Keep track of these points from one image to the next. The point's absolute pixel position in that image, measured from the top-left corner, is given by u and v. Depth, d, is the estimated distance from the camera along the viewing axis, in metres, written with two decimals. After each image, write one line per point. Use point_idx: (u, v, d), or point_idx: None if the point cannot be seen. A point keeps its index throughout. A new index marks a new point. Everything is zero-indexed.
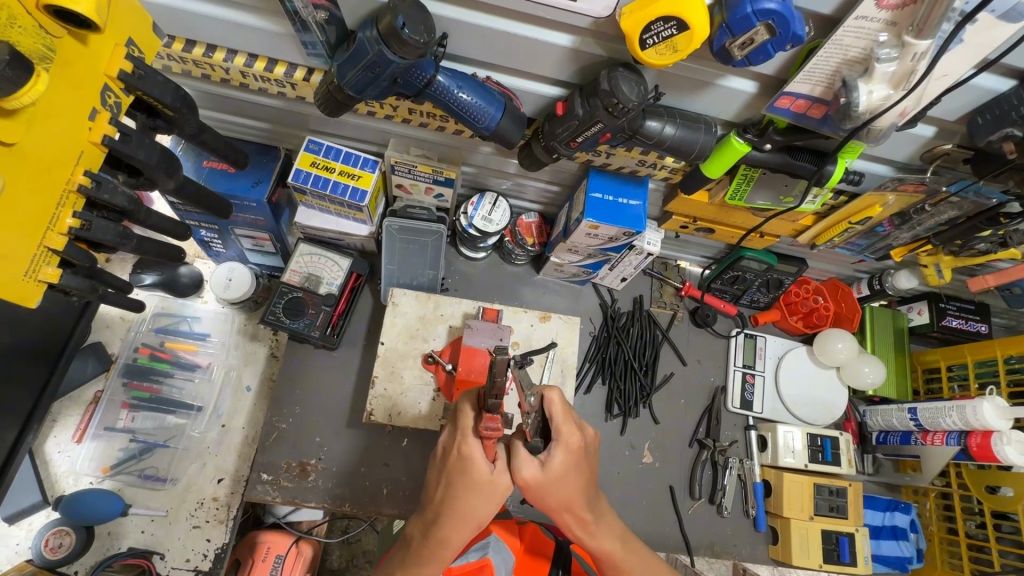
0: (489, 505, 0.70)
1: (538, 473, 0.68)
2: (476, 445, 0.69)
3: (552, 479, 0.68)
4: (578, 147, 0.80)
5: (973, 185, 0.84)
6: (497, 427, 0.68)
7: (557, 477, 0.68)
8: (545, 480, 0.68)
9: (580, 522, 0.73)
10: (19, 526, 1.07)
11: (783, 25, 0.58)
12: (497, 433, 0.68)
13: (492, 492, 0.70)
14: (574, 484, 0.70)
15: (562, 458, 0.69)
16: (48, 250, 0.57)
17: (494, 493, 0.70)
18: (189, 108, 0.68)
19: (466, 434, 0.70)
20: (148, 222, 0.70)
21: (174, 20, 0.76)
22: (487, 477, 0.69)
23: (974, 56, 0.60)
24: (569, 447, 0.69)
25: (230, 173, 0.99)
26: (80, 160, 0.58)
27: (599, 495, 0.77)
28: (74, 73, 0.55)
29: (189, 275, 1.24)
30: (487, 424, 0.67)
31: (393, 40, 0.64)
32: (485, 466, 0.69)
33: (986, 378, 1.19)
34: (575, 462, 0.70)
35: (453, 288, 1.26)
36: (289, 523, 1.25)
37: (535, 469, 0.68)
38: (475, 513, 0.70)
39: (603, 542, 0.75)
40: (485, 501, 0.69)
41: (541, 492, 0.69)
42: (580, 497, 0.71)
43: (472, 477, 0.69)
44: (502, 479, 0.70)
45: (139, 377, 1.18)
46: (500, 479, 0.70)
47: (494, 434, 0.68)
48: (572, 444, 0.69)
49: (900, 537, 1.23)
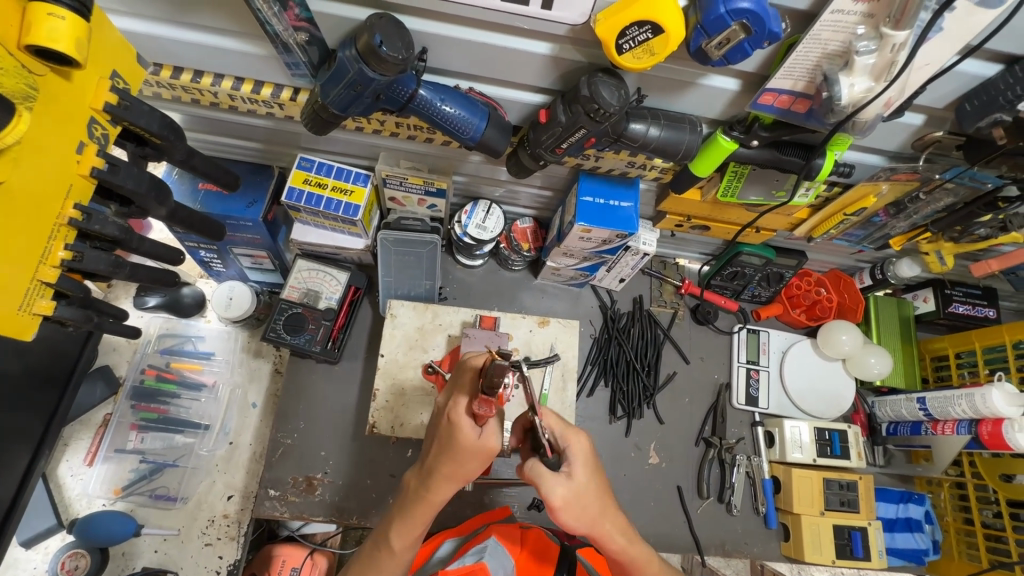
0: (475, 465, 0.66)
1: (567, 488, 0.62)
2: (464, 414, 0.64)
3: (583, 490, 0.62)
4: (563, 153, 0.79)
5: (968, 171, 0.82)
6: (491, 409, 0.63)
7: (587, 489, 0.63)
8: (577, 491, 0.62)
9: (619, 528, 0.66)
10: (35, 550, 1.09)
11: (758, 23, 0.57)
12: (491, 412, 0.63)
13: (480, 457, 0.65)
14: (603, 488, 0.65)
15: (584, 464, 0.64)
16: (42, 283, 0.59)
17: (481, 455, 0.65)
18: (177, 135, 0.69)
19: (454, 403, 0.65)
20: (142, 249, 0.71)
21: (161, 49, 0.77)
22: (474, 440, 0.64)
23: (956, 42, 0.59)
24: (583, 452, 0.65)
25: (226, 195, 1.01)
26: (69, 194, 0.59)
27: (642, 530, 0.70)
28: (59, 108, 0.57)
29: (191, 296, 1.25)
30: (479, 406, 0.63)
31: (373, 58, 0.64)
32: (471, 429, 0.64)
33: (995, 364, 1.17)
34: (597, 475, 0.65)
35: (452, 297, 1.27)
36: (303, 536, 1.26)
37: (564, 485, 0.62)
38: (460, 470, 0.66)
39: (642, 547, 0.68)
40: (471, 462, 0.65)
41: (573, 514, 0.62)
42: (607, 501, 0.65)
43: (459, 441, 0.64)
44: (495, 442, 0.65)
45: (146, 399, 1.20)
46: (489, 443, 0.64)
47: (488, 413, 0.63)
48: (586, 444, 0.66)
49: (915, 529, 1.21)
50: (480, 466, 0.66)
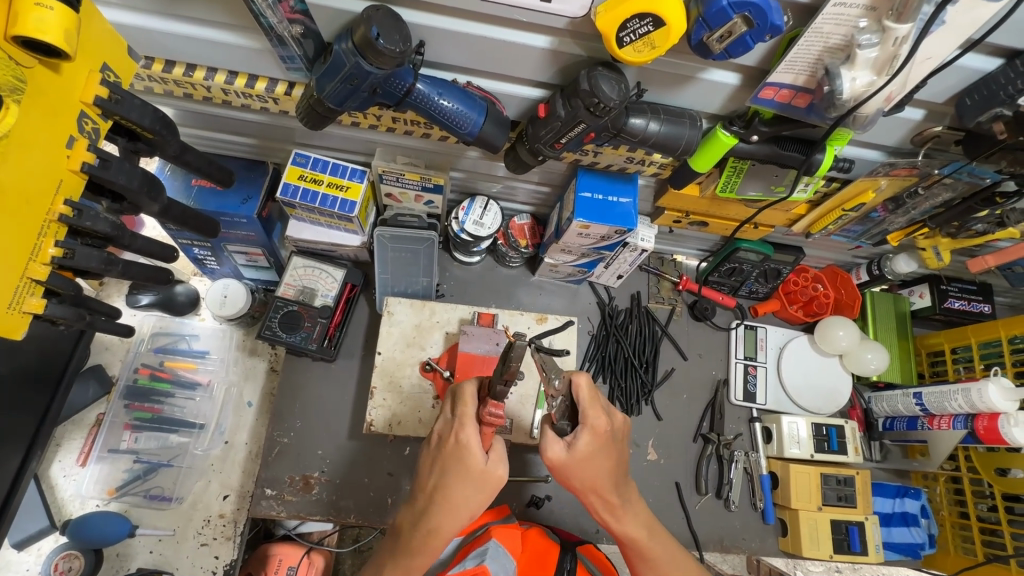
0: (480, 496, 0.71)
1: (565, 453, 0.71)
2: (473, 432, 0.70)
3: (578, 461, 0.71)
4: (562, 148, 0.79)
5: (966, 166, 0.82)
6: (501, 414, 0.70)
7: (585, 459, 0.71)
8: (571, 459, 0.71)
9: (606, 505, 0.77)
10: (27, 551, 1.08)
11: (760, 16, 0.57)
12: (500, 419, 0.70)
13: (484, 487, 0.71)
14: (599, 467, 0.73)
15: (589, 441, 0.71)
16: (31, 281, 0.57)
17: (486, 484, 0.71)
18: (170, 130, 0.67)
19: (463, 422, 0.71)
20: (134, 245, 0.70)
21: (153, 42, 0.76)
22: (482, 466, 0.70)
23: (958, 36, 0.59)
24: (595, 430, 0.71)
25: (219, 191, 0.99)
26: (59, 189, 0.58)
27: (630, 481, 0.79)
28: (45, 99, 0.55)
29: (185, 293, 1.24)
30: (491, 411, 0.69)
31: (369, 51, 0.63)
32: (479, 455, 0.70)
33: (991, 359, 1.18)
34: (601, 448, 0.72)
35: (450, 294, 1.26)
36: (299, 535, 1.25)
37: (562, 449, 0.71)
38: (465, 501, 0.71)
39: (628, 528, 0.78)
40: (476, 492, 0.71)
41: (568, 471, 0.72)
42: (601, 476, 0.73)
43: (466, 464, 0.70)
44: (498, 470, 0.71)
45: (139, 398, 1.18)
46: (495, 471, 0.71)
47: (496, 421, 0.70)
48: (598, 428, 0.71)
49: (911, 523, 1.22)
50: (485, 497, 0.71)
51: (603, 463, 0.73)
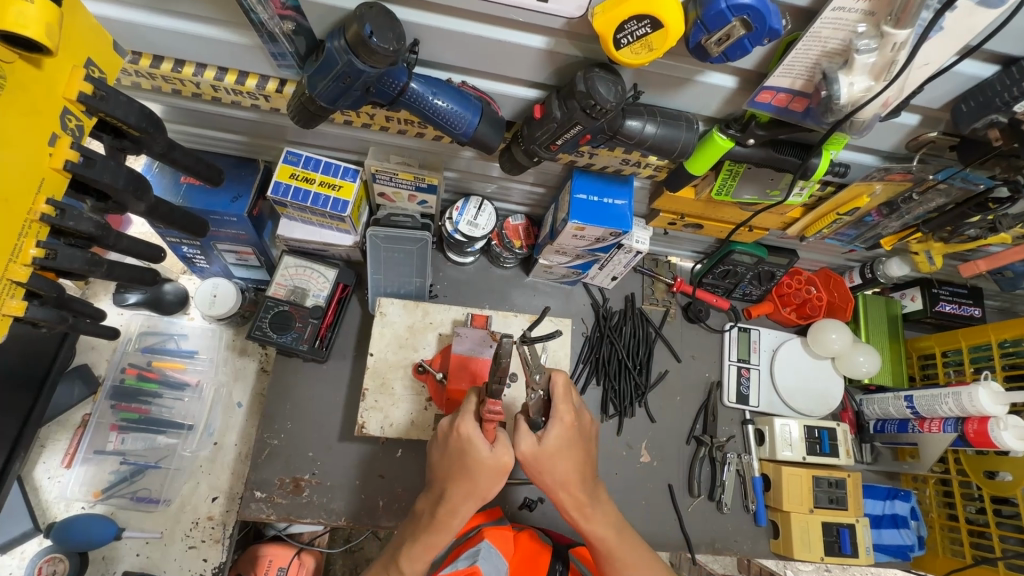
0: (492, 482, 0.71)
1: (535, 448, 0.73)
2: (476, 427, 0.72)
3: (547, 452, 0.73)
4: (558, 150, 0.78)
5: (960, 172, 0.83)
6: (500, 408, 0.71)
7: (553, 453, 0.73)
8: (541, 452, 0.73)
9: (575, 501, 0.77)
10: (11, 555, 1.06)
11: (758, 19, 0.56)
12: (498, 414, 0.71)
13: (496, 471, 0.71)
14: (570, 459, 0.75)
15: (558, 435, 0.74)
16: (12, 282, 0.56)
17: (495, 471, 0.71)
18: (156, 126, 0.66)
19: (465, 415, 0.74)
20: (120, 245, 0.68)
21: (140, 38, 0.75)
22: (486, 456, 0.70)
23: (954, 44, 0.59)
24: (564, 423, 0.74)
25: (208, 189, 0.98)
26: (41, 188, 0.57)
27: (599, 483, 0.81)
28: (27, 96, 0.53)
29: (174, 293, 1.22)
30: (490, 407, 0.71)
31: (362, 49, 0.62)
32: (485, 446, 0.70)
33: (981, 363, 1.18)
34: (570, 440, 0.75)
35: (443, 295, 1.25)
36: (289, 536, 1.23)
37: (532, 444, 0.73)
38: (476, 487, 0.71)
39: (596, 526, 0.78)
40: (487, 477, 0.71)
41: (537, 467, 0.74)
42: (574, 466, 0.75)
43: (473, 451, 0.71)
44: (508, 458, 0.71)
45: (126, 399, 1.16)
46: (503, 458, 0.71)
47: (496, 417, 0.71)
48: (568, 421, 0.74)
49: (901, 525, 1.23)
50: (497, 482, 0.72)
51: (577, 451, 0.76)
